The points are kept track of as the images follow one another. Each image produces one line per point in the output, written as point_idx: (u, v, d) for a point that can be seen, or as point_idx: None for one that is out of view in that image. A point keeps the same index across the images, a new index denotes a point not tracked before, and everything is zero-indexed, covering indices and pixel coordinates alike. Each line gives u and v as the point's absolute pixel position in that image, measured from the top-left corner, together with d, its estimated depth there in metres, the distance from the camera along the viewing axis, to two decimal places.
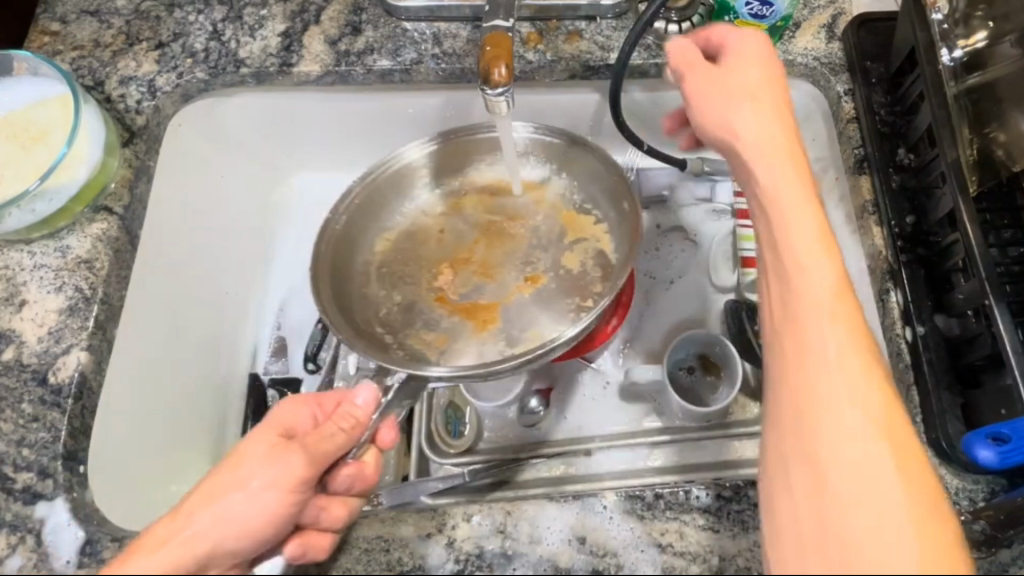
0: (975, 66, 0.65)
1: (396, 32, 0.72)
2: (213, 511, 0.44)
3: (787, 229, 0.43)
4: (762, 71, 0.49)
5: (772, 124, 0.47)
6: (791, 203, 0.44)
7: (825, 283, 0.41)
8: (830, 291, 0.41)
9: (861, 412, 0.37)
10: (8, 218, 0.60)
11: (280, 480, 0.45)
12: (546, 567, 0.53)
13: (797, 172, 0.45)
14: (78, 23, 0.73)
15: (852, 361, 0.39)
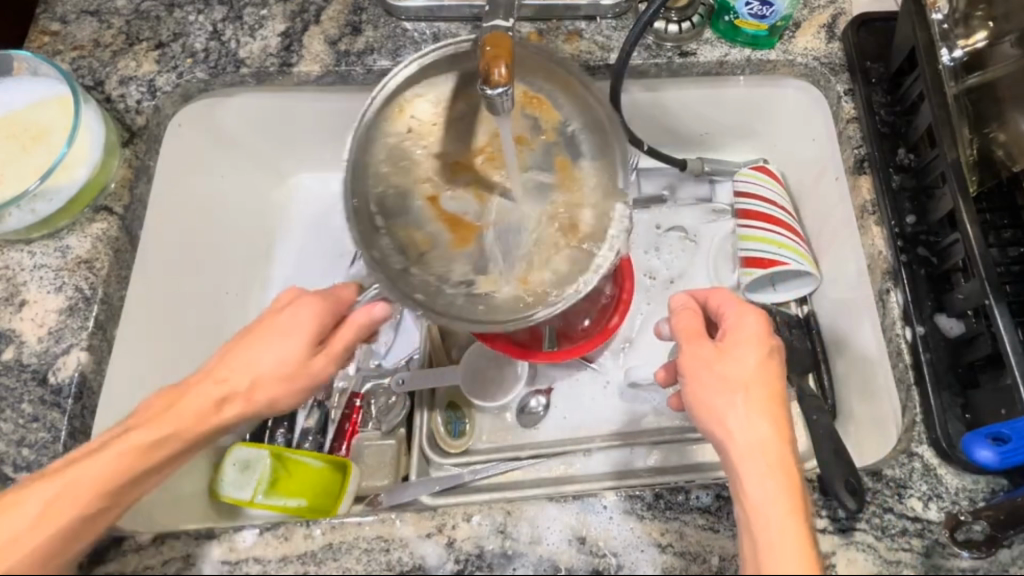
0: (975, 66, 0.64)
1: (396, 31, 0.72)
2: (249, 400, 0.51)
3: (760, 514, 0.43)
4: (758, 359, 0.48)
5: (764, 429, 0.46)
6: (766, 499, 0.43)
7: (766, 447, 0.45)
8: (767, 449, 0.45)
9: (787, 543, 0.42)
10: (8, 218, 0.60)
11: (300, 385, 0.52)
12: (546, 566, 0.53)
13: (785, 487, 0.44)
14: (78, 23, 0.73)
15: (780, 513, 0.43)
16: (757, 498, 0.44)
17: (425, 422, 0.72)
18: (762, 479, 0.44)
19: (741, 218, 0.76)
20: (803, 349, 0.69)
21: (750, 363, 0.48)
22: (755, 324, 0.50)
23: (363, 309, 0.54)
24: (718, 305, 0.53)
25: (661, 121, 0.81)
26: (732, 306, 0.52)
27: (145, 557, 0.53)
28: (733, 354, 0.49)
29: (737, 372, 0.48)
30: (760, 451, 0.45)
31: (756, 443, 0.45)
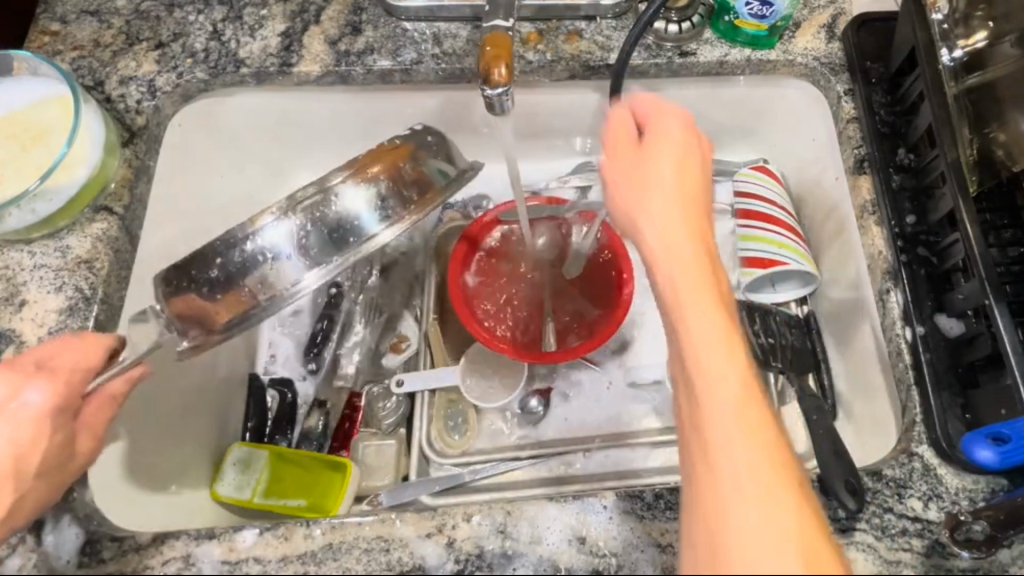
0: (975, 66, 0.65)
1: (396, 31, 0.72)
2: (45, 478, 0.51)
3: (706, 387, 0.43)
4: (698, 255, 0.48)
5: (709, 320, 0.45)
6: (712, 374, 0.43)
7: (725, 372, 0.43)
8: (728, 373, 0.43)
9: (747, 457, 0.40)
10: (8, 218, 0.60)
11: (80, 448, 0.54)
12: (546, 566, 0.53)
13: (738, 376, 0.43)
14: (78, 23, 0.73)
15: (735, 428, 0.41)
16: (715, 414, 0.42)
17: (422, 422, 0.71)
18: (712, 365, 0.43)
19: (741, 219, 0.76)
20: (803, 350, 0.69)
21: (702, 290, 0.46)
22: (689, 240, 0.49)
23: (118, 378, 0.56)
24: (643, 191, 0.52)
25: None
26: (674, 214, 0.51)
27: (144, 557, 0.53)
28: (693, 282, 0.47)
29: (691, 279, 0.47)
30: (723, 373, 0.43)
31: (707, 335, 0.44)
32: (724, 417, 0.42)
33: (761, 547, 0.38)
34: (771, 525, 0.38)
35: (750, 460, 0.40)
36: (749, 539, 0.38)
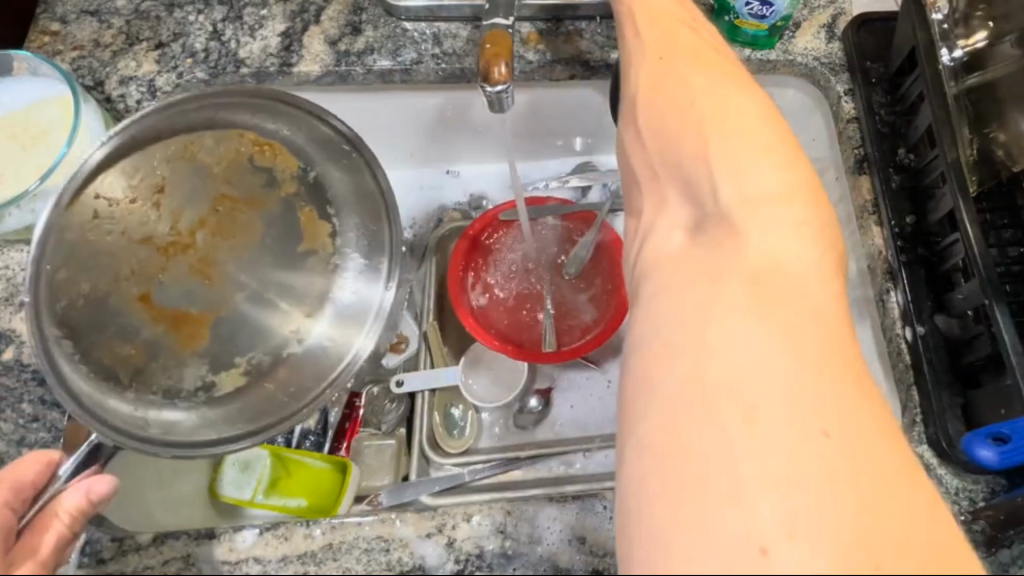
0: (975, 66, 0.64)
1: (396, 31, 0.72)
2: None
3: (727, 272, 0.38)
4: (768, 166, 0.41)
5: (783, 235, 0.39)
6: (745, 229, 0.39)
7: (808, 356, 0.35)
8: (817, 369, 0.34)
9: (784, 422, 0.33)
10: (8, 218, 0.60)
11: None
12: (546, 567, 0.53)
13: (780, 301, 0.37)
14: (78, 23, 0.73)
15: (797, 406, 0.33)
16: (779, 381, 0.34)
17: (424, 422, 0.72)
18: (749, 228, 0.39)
19: None
20: None
21: (786, 218, 0.39)
22: (782, 172, 0.41)
23: None
24: (685, 112, 0.46)
25: None
26: (755, 129, 0.43)
27: (145, 557, 0.53)
28: (755, 204, 0.40)
29: (790, 229, 0.39)
30: (796, 328, 0.36)
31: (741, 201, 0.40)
32: (796, 394, 0.34)
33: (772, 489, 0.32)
34: (823, 491, 0.32)
35: (803, 444, 0.33)
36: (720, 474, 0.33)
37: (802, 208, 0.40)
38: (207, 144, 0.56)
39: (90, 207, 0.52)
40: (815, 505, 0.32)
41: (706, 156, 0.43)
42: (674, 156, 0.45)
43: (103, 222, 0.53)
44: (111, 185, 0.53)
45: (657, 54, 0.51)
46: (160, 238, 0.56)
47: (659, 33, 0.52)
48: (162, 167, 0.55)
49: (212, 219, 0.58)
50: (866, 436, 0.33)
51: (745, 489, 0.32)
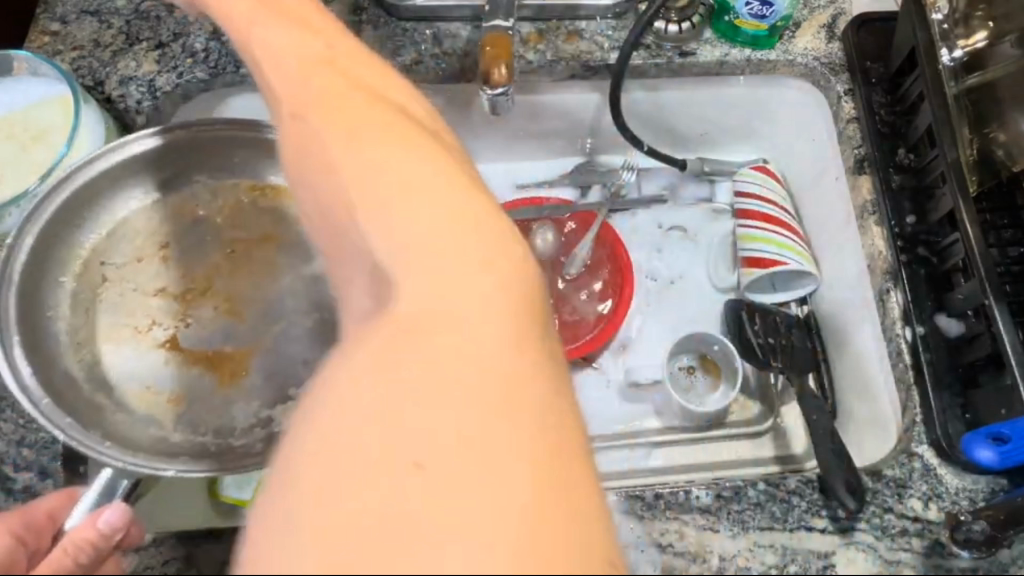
0: (975, 66, 0.65)
1: (396, 31, 0.72)
2: None
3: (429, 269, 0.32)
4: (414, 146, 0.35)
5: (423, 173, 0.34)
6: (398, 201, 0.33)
7: (489, 346, 0.31)
8: (487, 361, 0.30)
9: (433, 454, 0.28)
10: (8, 218, 0.60)
11: None
12: None
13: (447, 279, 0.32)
14: (78, 22, 0.72)
15: (467, 407, 0.29)
16: (448, 364, 0.30)
17: None
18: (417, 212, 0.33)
19: (741, 219, 0.76)
20: (804, 349, 0.68)
21: (436, 193, 0.33)
22: (454, 175, 0.35)
23: None
24: (399, 128, 0.36)
25: (661, 120, 0.81)
26: (389, 138, 0.35)
27: (144, 557, 0.53)
28: (412, 184, 0.34)
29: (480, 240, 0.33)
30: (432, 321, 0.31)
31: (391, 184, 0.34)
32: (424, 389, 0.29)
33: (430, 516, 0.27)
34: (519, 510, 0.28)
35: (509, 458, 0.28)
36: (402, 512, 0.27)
37: (483, 211, 0.34)
38: (201, 199, 0.65)
39: (99, 273, 0.61)
40: (493, 491, 0.28)
41: (370, 157, 0.35)
42: (381, 187, 0.34)
43: (115, 283, 0.61)
44: (120, 253, 0.62)
45: (316, 55, 0.40)
46: (174, 287, 0.63)
47: (287, 39, 0.41)
48: (160, 230, 0.64)
49: (224, 265, 0.64)
50: (504, 412, 0.29)
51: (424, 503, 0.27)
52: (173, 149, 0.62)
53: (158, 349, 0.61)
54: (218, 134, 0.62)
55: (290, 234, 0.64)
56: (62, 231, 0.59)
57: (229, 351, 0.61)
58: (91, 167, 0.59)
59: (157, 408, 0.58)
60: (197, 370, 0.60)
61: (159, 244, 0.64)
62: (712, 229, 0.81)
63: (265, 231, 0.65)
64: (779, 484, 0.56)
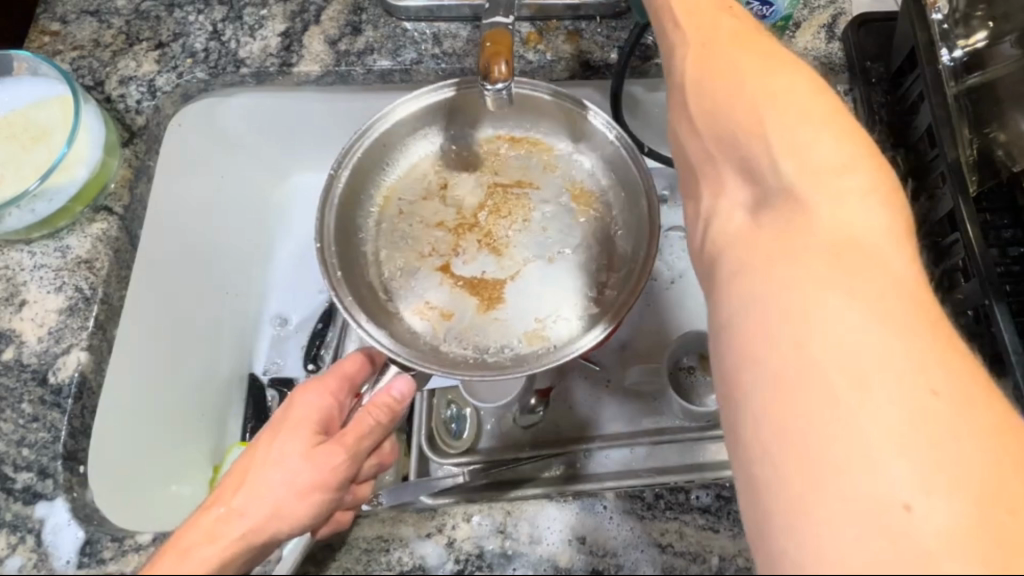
0: (975, 66, 0.64)
1: (396, 31, 0.72)
2: None
3: (727, 76, 0.39)
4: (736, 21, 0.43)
5: (758, 34, 0.41)
6: (731, 50, 0.40)
7: (874, 225, 0.33)
8: (880, 242, 0.32)
9: (861, 313, 0.30)
10: (8, 218, 0.60)
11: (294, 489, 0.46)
12: (546, 566, 0.53)
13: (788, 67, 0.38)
14: (78, 23, 0.72)
15: (863, 303, 0.30)
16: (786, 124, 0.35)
17: (424, 423, 0.72)
18: (738, 57, 0.39)
19: None
20: None
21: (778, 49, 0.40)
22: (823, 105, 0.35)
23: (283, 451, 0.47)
24: (723, 70, 0.40)
25: (662, 121, 0.81)
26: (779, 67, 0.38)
27: (144, 557, 0.53)
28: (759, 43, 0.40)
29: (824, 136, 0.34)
30: (828, 124, 0.35)
31: (739, 37, 0.41)
32: (789, 277, 0.32)
33: (861, 302, 0.31)
34: (950, 405, 0.29)
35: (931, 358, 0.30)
36: (854, 245, 0.32)
37: (865, 150, 0.34)
38: (474, 147, 0.70)
39: (396, 207, 0.68)
40: (855, 288, 0.31)
41: (762, 99, 0.36)
42: (725, 128, 0.38)
43: (407, 215, 0.68)
44: (410, 189, 0.69)
45: (703, 41, 0.42)
46: (450, 221, 0.68)
47: (704, 19, 0.44)
48: (441, 171, 0.69)
49: (490, 202, 0.68)
50: (890, 239, 0.33)
51: (852, 259, 0.32)
52: (450, 108, 0.66)
53: (438, 274, 0.66)
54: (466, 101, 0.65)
55: (543, 180, 0.69)
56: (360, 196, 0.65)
57: (490, 279, 0.65)
58: (393, 116, 0.63)
59: (438, 321, 0.63)
60: (468, 295, 0.64)
61: (441, 185, 0.69)
62: None
63: (522, 176, 0.69)
64: None
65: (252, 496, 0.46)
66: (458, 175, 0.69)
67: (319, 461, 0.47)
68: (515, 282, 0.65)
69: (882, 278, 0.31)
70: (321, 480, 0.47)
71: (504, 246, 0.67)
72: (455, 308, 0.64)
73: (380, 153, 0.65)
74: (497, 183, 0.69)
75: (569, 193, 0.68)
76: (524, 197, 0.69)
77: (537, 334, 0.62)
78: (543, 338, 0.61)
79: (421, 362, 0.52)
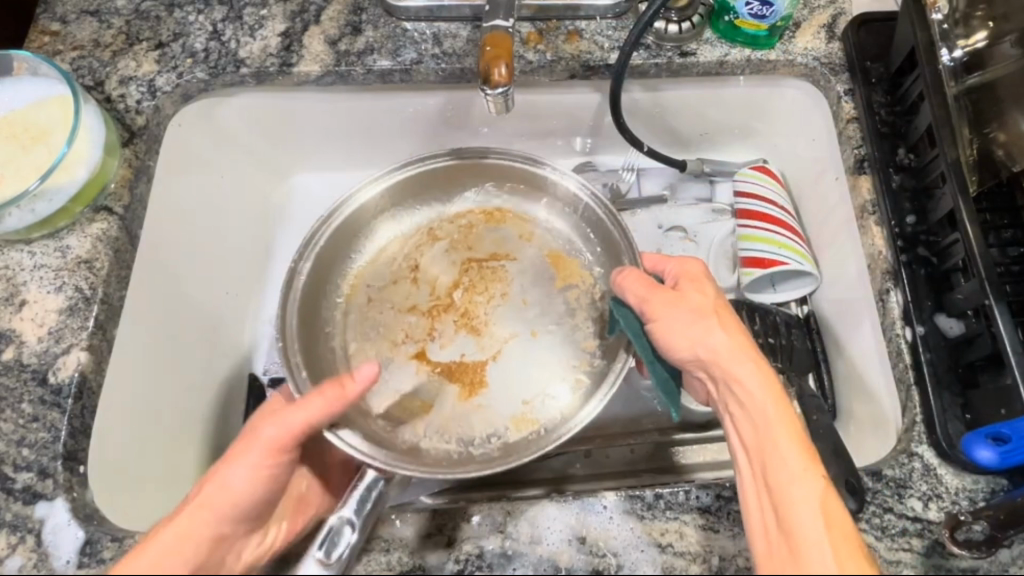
0: (975, 66, 0.65)
1: (396, 31, 0.72)
2: None
3: (709, 347, 0.52)
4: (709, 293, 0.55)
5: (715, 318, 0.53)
6: (702, 327, 0.52)
7: (806, 493, 0.44)
8: (812, 496, 0.44)
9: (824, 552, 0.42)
10: (8, 218, 0.60)
11: (226, 496, 0.49)
12: (546, 567, 0.53)
13: (737, 342, 0.51)
14: (78, 23, 0.73)
15: (818, 536, 0.42)
16: (761, 413, 0.48)
17: None
18: (714, 333, 0.52)
19: (742, 219, 0.76)
20: (803, 350, 0.70)
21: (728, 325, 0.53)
22: (733, 333, 0.52)
23: (228, 481, 0.50)
24: (681, 327, 0.53)
25: (662, 121, 0.81)
26: (728, 330, 0.52)
27: None
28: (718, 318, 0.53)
29: (743, 354, 0.51)
30: (763, 410, 0.48)
31: (704, 305, 0.54)
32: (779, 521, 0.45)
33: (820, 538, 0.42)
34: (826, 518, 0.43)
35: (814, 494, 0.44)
36: (798, 502, 0.44)
37: (792, 430, 0.47)
38: (439, 224, 0.72)
39: (365, 294, 0.69)
40: (807, 526, 0.43)
41: (716, 360, 0.51)
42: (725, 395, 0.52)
43: (378, 303, 0.69)
44: (377, 275, 0.70)
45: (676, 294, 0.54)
46: (423, 304, 0.69)
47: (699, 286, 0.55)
48: (411, 252, 0.71)
49: (465, 279, 0.70)
50: (826, 496, 0.44)
51: (799, 509, 0.44)
52: (407, 186, 0.69)
53: (412, 361, 0.65)
54: (447, 168, 0.68)
55: (521, 252, 0.71)
56: (326, 285, 0.66)
57: (470, 361, 0.65)
58: (352, 201, 0.66)
59: (416, 415, 0.62)
60: (445, 381, 0.64)
61: (411, 267, 0.71)
62: (711, 229, 0.82)
63: (501, 251, 0.71)
64: None
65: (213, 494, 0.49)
66: (428, 259, 0.71)
67: (227, 479, 0.50)
68: (496, 360, 0.65)
69: (815, 524, 0.43)
70: (239, 495, 0.49)
71: (483, 325, 0.67)
72: (433, 395, 0.63)
73: (353, 232, 0.68)
74: (471, 258, 0.71)
75: (547, 260, 0.70)
76: (504, 269, 0.70)
77: (522, 419, 0.62)
78: (531, 420, 0.61)
79: (392, 463, 0.53)
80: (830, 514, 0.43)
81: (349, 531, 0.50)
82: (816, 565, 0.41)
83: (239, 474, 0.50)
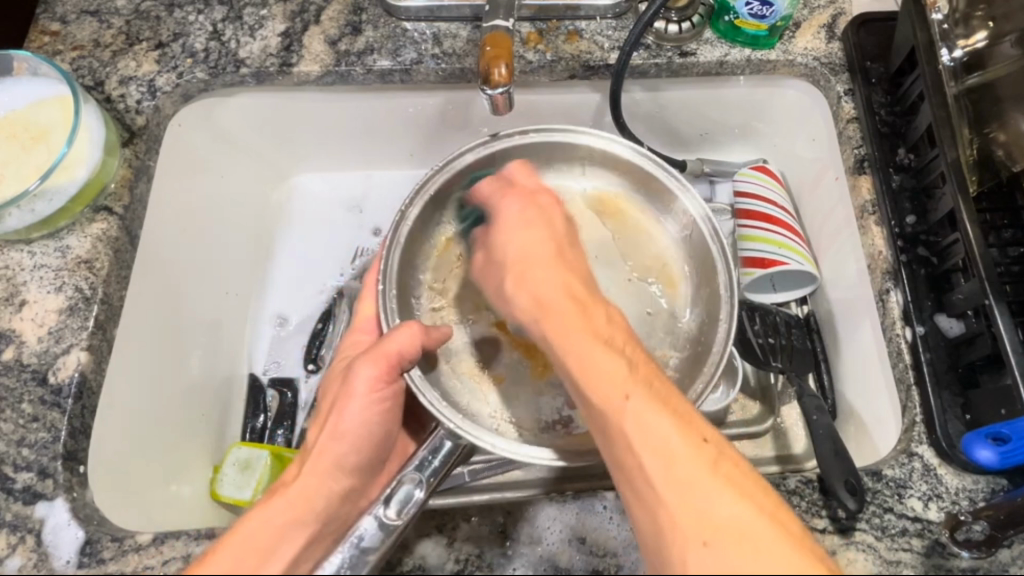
0: (975, 66, 0.65)
1: (396, 31, 0.72)
2: None
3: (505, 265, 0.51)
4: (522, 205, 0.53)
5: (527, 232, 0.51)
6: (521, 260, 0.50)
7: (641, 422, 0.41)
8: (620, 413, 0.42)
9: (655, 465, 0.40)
10: (8, 219, 0.60)
11: (349, 430, 0.53)
12: (546, 567, 0.53)
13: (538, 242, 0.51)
14: (78, 23, 0.72)
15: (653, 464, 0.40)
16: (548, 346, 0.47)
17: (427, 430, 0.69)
18: (518, 235, 0.52)
19: (742, 219, 0.76)
20: (803, 350, 0.71)
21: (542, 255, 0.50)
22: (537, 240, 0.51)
23: (343, 414, 0.53)
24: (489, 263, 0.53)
25: (662, 120, 0.81)
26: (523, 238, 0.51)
27: (144, 557, 0.53)
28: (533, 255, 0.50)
29: (578, 338, 0.45)
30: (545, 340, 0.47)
31: (518, 246, 0.51)
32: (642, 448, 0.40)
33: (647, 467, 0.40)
34: (688, 485, 0.39)
35: (725, 488, 0.39)
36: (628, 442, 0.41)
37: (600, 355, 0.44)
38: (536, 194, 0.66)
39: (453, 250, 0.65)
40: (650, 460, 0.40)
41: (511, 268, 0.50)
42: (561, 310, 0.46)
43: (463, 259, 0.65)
44: None
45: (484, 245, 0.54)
46: None
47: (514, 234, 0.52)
48: None
49: None
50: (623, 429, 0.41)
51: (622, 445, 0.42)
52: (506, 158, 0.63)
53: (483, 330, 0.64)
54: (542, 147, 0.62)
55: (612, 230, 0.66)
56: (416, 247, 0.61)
57: None
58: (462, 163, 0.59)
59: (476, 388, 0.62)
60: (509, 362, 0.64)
61: None
62: None
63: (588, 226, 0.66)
64: (779, 484, 0.56)
65: (337, 420, 0.53)
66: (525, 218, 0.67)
67: (347, 411, 0.53)
68: None
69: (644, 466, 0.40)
70: (366, 425, 0.54)
71: None
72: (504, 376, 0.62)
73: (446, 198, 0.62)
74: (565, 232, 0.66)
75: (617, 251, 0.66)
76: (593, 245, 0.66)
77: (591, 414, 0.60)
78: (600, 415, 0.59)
79: (467, 429, 0.52)
80: (642, 437, 0.40)
81: (414, 483, 0.50)
82: (689, 488, 0.39)
83: (345, 424, 0.53)
